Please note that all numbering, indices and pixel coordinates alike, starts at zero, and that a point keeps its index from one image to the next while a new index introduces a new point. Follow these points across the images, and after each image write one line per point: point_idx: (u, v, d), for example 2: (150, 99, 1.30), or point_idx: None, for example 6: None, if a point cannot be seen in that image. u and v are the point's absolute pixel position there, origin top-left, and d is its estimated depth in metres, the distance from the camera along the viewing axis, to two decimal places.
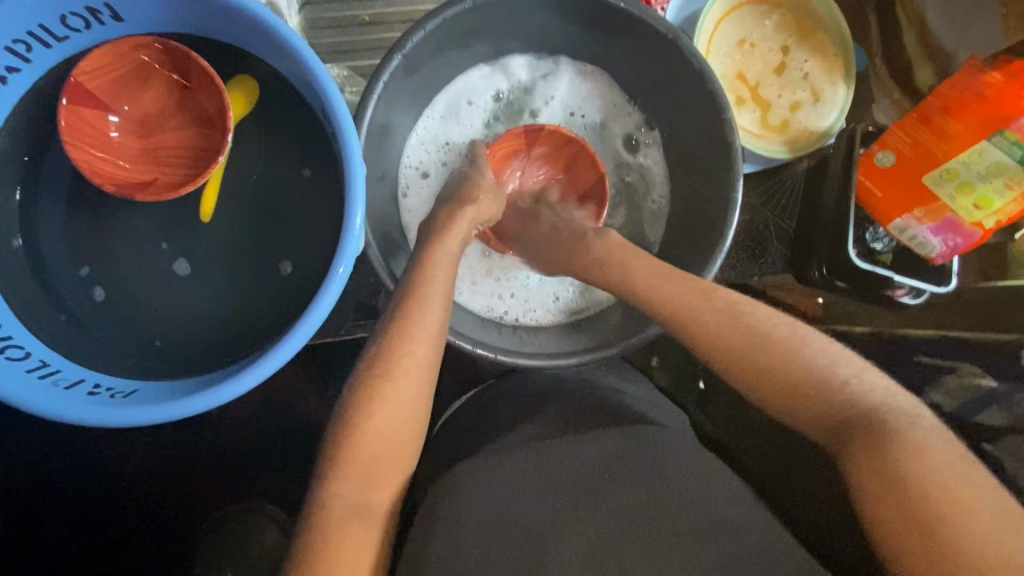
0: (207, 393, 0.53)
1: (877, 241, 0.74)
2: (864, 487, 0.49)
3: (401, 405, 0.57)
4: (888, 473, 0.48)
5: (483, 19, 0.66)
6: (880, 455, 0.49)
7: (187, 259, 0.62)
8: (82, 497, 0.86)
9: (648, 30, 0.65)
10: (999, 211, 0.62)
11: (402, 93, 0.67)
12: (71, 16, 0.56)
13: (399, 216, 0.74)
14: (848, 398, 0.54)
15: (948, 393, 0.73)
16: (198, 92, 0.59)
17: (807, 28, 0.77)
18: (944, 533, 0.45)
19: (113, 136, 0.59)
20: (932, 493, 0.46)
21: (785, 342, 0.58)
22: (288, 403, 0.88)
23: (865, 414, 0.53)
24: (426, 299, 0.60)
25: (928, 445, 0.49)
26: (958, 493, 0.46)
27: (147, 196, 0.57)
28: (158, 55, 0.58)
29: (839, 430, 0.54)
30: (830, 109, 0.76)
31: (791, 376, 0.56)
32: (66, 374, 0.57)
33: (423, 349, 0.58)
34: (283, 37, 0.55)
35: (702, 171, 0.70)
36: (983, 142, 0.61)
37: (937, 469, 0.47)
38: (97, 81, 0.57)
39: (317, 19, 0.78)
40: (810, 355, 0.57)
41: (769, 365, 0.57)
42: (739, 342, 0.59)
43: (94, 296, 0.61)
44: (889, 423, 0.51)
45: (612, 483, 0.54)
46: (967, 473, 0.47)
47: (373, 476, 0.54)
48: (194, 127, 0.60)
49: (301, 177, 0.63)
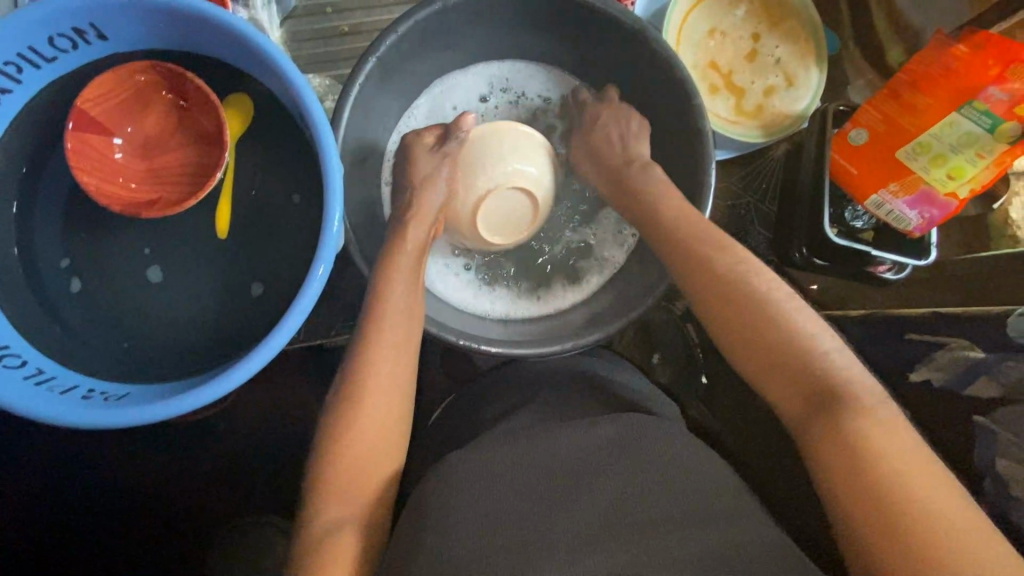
0: (197, 393, 0.55)
1: (857, 219, 0.75)
2: (832, 462, 0.48)
3: (380, 398, 0.58)
4: (856, 452, 0.47)
5: (455, 21, 0.68)
6: (848, 436, 0.48)
7: (159, 265, 0.64)
8: (90, 508, 0.87)
9: (617, 23, 0.66)
10: (972, 180, 0.62)
11: (380, 97, 0.69)
12: (58, 37, 0.58)
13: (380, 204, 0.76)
14: (827, 377, 0.52)
15: (936, 367, 0.71)
16: (197, 113, 0.62)
17: (776, 16, 0.78)
18: (906, 518, 0.43)
19: (116, 157, 0.61)
20: (897, 482, 0.45)
21: (769, 307, 0.56)
22: (289, 406, 0.90)
23: (842, 395, 0.51)
24: (390, 297, 0.61)
25: (898, 442, 0.47)
26: (919, 488, 0.44)
27: (153, 214, 0.59)
28: (160, 78, 0.60)
29: (811, 403, 0.52)
30: (804, 92, 0.77)
31: (775, 344, 0.54)
32: (62, 380, 0.59)
33: (394, 349, 0.60)
34: (259, 47, 0.57)
35: (675, 157, 0.71)
36: (954, 113, 0.61)
37: (903, 462, 0.46)
38: (100, 107, 0.59)
39: (299, 31, 0.80)
40: (784, 320, 0.55)
41: (758, 332, 0.55)
42: (726, 305, 0.58)
43: (71, 287, 0.62)
44: (864, 409, 0.49)
45: (598, 463, 0.54)
46: (937, 476, 0.45)
47: (356, 473, 0.55)
48: (195, 147, 0.62)
49: (284, 181, 0.65)
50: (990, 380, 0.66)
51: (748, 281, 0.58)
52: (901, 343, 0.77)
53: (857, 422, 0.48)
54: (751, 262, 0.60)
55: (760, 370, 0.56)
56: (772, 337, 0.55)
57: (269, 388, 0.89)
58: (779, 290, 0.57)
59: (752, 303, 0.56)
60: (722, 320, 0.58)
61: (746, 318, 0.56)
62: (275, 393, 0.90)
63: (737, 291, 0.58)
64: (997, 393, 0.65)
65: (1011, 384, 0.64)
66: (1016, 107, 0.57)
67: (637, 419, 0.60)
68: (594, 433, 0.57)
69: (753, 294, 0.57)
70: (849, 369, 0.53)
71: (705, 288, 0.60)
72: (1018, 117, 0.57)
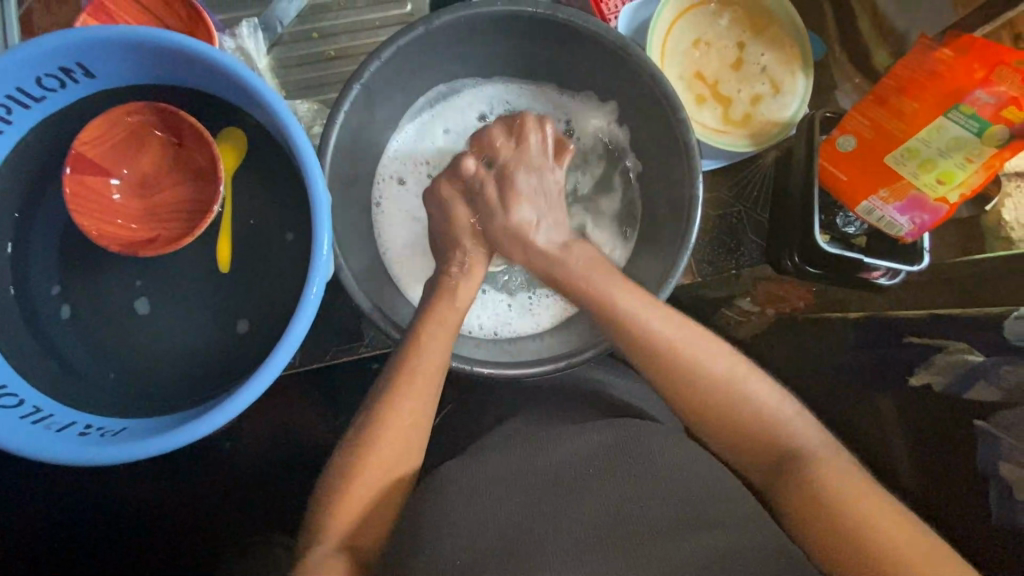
0: (194, 423, 0.55)
1: (849, 225, 0.75)
2: (809, 526, 0.53)
3: (407, 414, 0.60)
4: (829, 518, 0.52)
5: (438, 44, 0.68)
6: (819, 499, 0.53)
7: (147, 297, 0.64)
8: (103, 536, 0.88)
9: (600, 40, 0.66)
10: (961, 184, 0.62)
11: (366, 122, 0.69)
12: (46, 78, 0.58)
13: (372, 221, 0.76)
14: (786, 440, 0.58)
15: (936, 370, 0.70)
16: (192, 150, 0.62)
17: (759, 24, 0.78)
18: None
19: (114, 198, 0.62)
20: (877, 540, 0.49)
21: (725, 384, 0.59)
22: (292, 429, 0.90)
23: (802, 459, 0.56)
24: (427, 343, 0.63)
25: (862, 493, 0.53)
26: (892, 537, 0.49)
27: (151, 253, 0.59)
28: (152, 119, 0.61)
29: (778, 471, 0.57)
30: (790, 99, 0.77)
31: (730, 419, 0.59)
32: (59, 418, 0.59)
33: (423, 388, 0.61)
34: (244, 79, 0.57)
35: (663, 167, 0.71)
36: (941, 118, 0.62)
37: (871, 514, 0.51)
38: (95, 149, 0.60)
39: (286, 57, 0.80)
40: (740, 392, 0.59)
41: (712, 410, 0.59)
42: (684, 388, 0.60)
43: (62, 315, 0.63)
44: (825, 468, 0.55)
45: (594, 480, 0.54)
46: (900, 520, 0.51)
47: (366, 483, 0.57)
48: (190, 183, 0.63)
49: (274, 210, 0.66)
50: (989, 383, 0.66)
51: (701, 359, 0.60)
52: (901, 345, 0.75)
53: (819, 485, 0.54)
54: (704, 334, 0.62)
55: (727, 444, 0.60)
56: (721, 412, 0.59)
57: (267, 412, 0.89)
58: (730, 361, 0.60)
59: (702, 378, 0.59)
60: (683, 404, 0.60)
61: (700, 396, 0.59)
62: (273, 416, 0.89)
63: (686, 365, 0.60)
64: (997, 396, 0.65)
65: (1011, 387, 0.64)
66: (1002, 110, 0.58)
67: (649, 428, 0.59)
68: (583, 442, 0.57)
69: (701, 367, 0.60)
70: (800, 425, 0.59)
71: (666, 373, 0.61)
72: (1004, 120, 0.58)
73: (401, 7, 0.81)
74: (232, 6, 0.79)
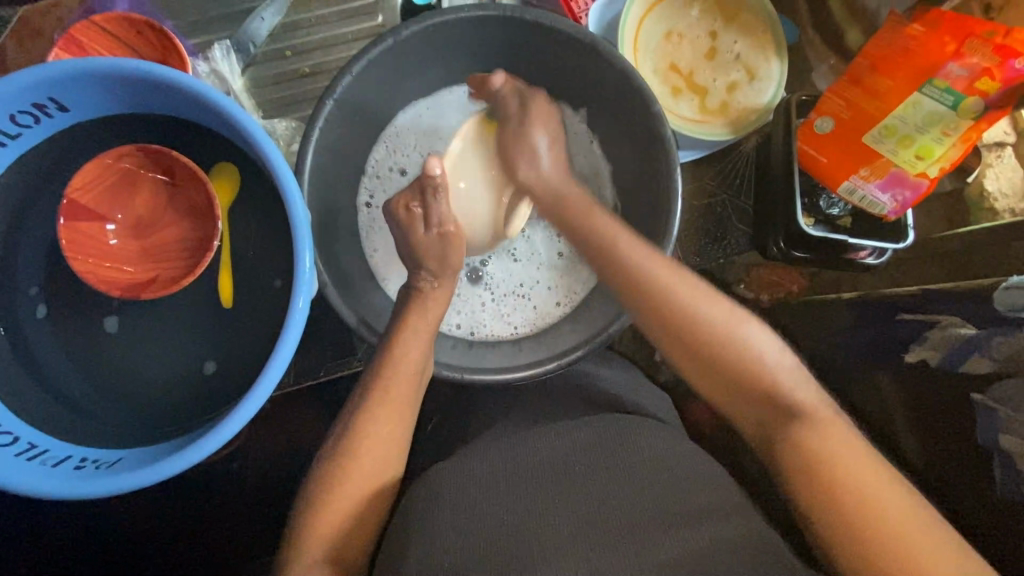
0: (186, 451, 0.54)
1: (832, 207, 0.75)
2: (798, 483, 0.51)
3: (395, 419, 0.61)
4: (820, 476, 0.50)
5: (410, 53, 0.68)
6: (809, 460, 0.51)
7: (116, 314, 0.65)
8: (113, 563, 0.89)
9: (569, 39, 0.66)
10: (940, 159, 0.62)
11: (343, 137, 0.69)
12: (20, 114, 0.58)
13: (357, 220, 0.77)
14: (786, 399, 0.56)
15: (931, 346, 0.69)
16: (185, 188, 0.63)
17: (731, 12, 0.78)
18: (871, 537, 0.47)
19: (112, 243, 0.62)
20: (860, 499, 0.48)
21: (721, 332, 0.58)
22: (296, 443, 0.90)
23: (793, 412, 0.55)
24: (405, 355, 0.63)
25: (847, 450, 0.51)
26: (882, 499, 0.48)
27: (155, 294, 0.60)
28: (143, 159, 0.61)
29: (775, 424, 0.55)
30: (767, 84, 0.77)
31: (722, 364, 0.58)
32: (54, 452, 0.58)
33: (401, 401, 0.62)
34: (218, 105, 0.57)
35: (641, 160, 0.70)
36: (916, 93, 0.62)
37: (862, 478, 0.49)
38: (89, 193, 0.60)
39: (261, 76, 0.80)
40: (742, 344, 0.58)
41: (705, 349, 0.59)
42: (681, 335, 0.60)
43: (39, 315, 0.63)
44: (819, 425, 0.53)
45: (588, 475, 0.53)
46: (888, 480, 0.49)
47: (363, 495, 0.58)
48: (187, 221, 0.63)
49: (259, 232, 0.66)
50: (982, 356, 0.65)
51: (701, 315, 0.59)
52: (897, 324, 0.74)
53: (805, 446, 0.52)
54: (709, 291, 0.62)
55: (722, 396, 0.59)
56: (710, 357, 0.58)
57: (269, 430, 0.89)
58: (729, 312, 0.60)
59: (694, 325, 0.59)
60: (680, 352, 0.60)
61: (694, 338, 0.59)
62: (276, 433, 0.90)
63: (683, 310, 0.60)
64: (990, 368, 0.64)
65: (1004, 358, 0.63)
66: (975, 81, 0.58)
67: (634, 420, 0.59)
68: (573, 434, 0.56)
69: (697, 317, 0.59)
70: (801, 386, 0.56)
71: (666, 322, 0.60)
72: (978, 92, 0.58)
73: (373, 19, 0.82)
74: (203, 30, 0.79)
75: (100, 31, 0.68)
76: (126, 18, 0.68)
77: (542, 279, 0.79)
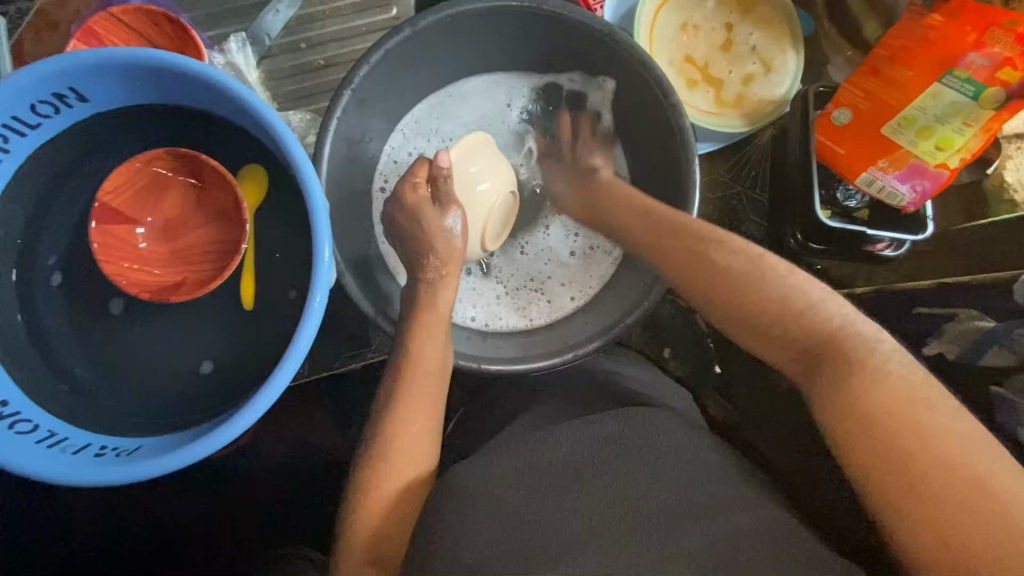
0: (206, 438, 0.54)
1: (850, 199, 0.74)
2: (831, 415, 0.50)
3: (419, 416, 0.61)
4: (853, 407, 0.48)
5: (428, 42, 0.68)
6: (846, 390, 0.49)
7: (125, 297, 0.65)
8: (130, 554, 0.89)
9: (588, 31, 0.66)
10: (961, 149, 0.62)
11: (359, 128, 0.69)
12: (40, 104, 0.58)
13: (372, 206, 0.77)
14: (826, 337, 0.54)
15: (949, 339, 0.69)
16: (213, 191, 0.63)
17: (747, 4, 0.78)
18: (911, 474, 0.45)
19: (141, 246, 0.63)
20: (903, 432, 0.46)
21: (747, 278, 0.59)
22: (311, 435, 0.91)
23: (832, 347, 0.53)
24: (426, 352, 0.63)
25: (894, 383, 0.48)
26: (930, 438, 0.45)
27: (182, 297, 0.61)
28: (173, 163, 0.62)
29: (814, 359, 0.53)
30: (782, 77, 0.77)
31: (758, 302, 0.58)
32: (74, 440, 0.58)
33: (425, 398, 0.62)
34: (241, 97, 0.57)
35: (658, 151, 0.70)
36: (936, 84, 0.61)
37: (907, 413, 0.47)
38: (120, 197, 0.61)
39: (277, 68, 0.80)
40: (782, 291, 0.57)
41: (736, 291, 0.60)
42: (713, 285, 0.61)
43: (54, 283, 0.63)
44: (863, 358, 0.50)
45: (612, 461, 0.53)
46: (941, 418, 0.46)
47: (386, 486, 0.58)
48: (214, 224, 0.64)
49: (277, 223, 0.66)
50: (1002, 349, 0.65)
51: (733, 266, 0.60)
52: (909, 316, 0.75)
53: (844, 376, 0.50)
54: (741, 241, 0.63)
55: (757, 337, 0.59)
56: (743, 300, 0.59)
57: (286, 422, 0.90)
58: (762, 263, 0.60)
59: (727, 274, 0.60)
60: (708, 295, 0.62)
61: (729, 281, 0.60)
62: (293, 424, 0.90)
63: (717, 263, 0.61)
64: (1010, 361, 0.64)
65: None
66: (997, 72, 0.57)
67: (646, 412, 0.59)
68: (599, 425, 0.57)
69: (727, 267, 0.61)
70: (846, 319, 0.54)
71: (697, 274, 0.62)
72: (1000, 82, 0.57)
73: (387, 12, 0.82)
74: (220, 22, 0.79)
75: (120, 25, 0.69)
76: (141, 10, 0.68)
77: (554, 272, 0.79)
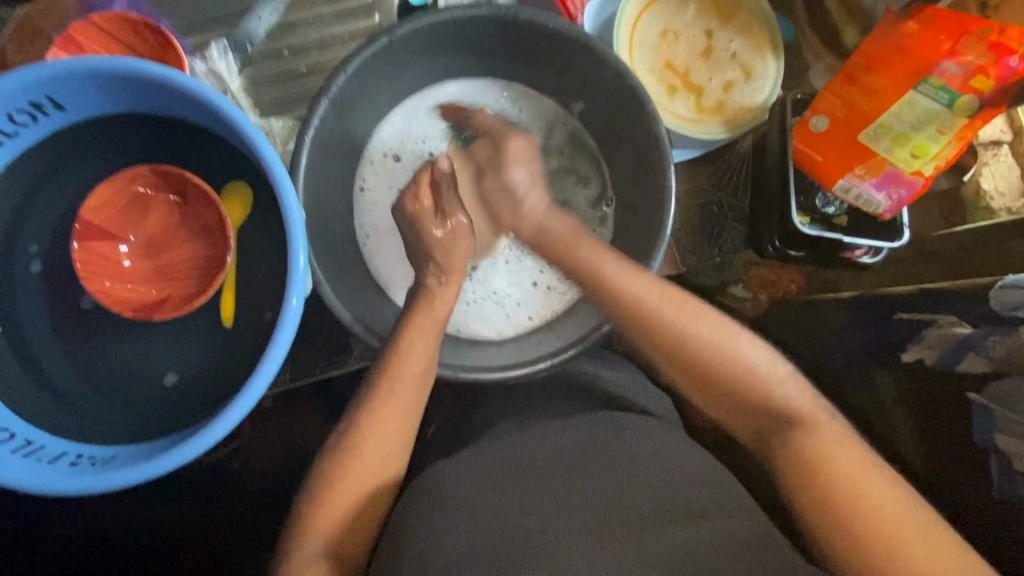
0: (179, 448, 0.54)
1: (828, 205, 0.74)
2: (795, 484, 0.54)
3: (390, 421, 0.61)
4: (816, 476, 0.52)
5: (407, 50, 0.68)
6: (807, 466, 0.53)
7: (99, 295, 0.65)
8: (114, 558, 0.89)
9: (566, 39, 0.66)
10: (936, 156, 0.62)
11: (337, 136, 0.69)
12: (17, 113, 0.58)
13: (353, 203, 0.78)
14: (783, 405, 0.57)
15: (927, 345, 0.69)
16: (195, 207, 0.63)
17: (726, 12, 0.78)
18: (869, 540, 0.49)
19: (124, 263, 0.63)
20: (863, 507, 0.50)
21: (712, 345, 0.60)
22: (295, 440, 0.91)
23: (786, 416, 0.57)
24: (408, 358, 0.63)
25: (846, 458, 0.52)
26: (884, 508, 0.49)
27: (166, 314, 0.61)
28: (156, 179, 0.62)
29: (773, 433, 0.57)
30: (761, 84, 0.77)
31: (712, 365, 0.60)
32: (50, 449, 0.59)
33: (401, 405, 0.62)
34: (218, 109, 0.57)
35: (636, 157, 0.70)
36: (911, 92, 0.62)
37: (857, 480, 0.51)
38: (103, 214, 0.62)
39: (260, 75, 0.81)
40: (735, 358, 0.59)
41: (699, 359, 0.60)
42: (670, 347, 0.61)
43: (33, 270, 0.63)
44: (817, 433, 0.55)
45: (582, 470, 0.53)
46: (886, 486, 0.51)
47: (357, 494, 0.58)
48: (198, 241, 0.64)
49: (254, 231, 0.66)
50: (979, 356, 0.64)
51: (694, 327, 0.61)
52: (891, 322, 0.74)
53: (803, 451, 0.54)
54: (698, 305, 0.63)
55: (721, 403, 0.61)
56: (701, 364, 0.60)
57: (269, 427, 0.90)
58: (716, 324, 0.61)
59: (683, 330, 0.61)
60: (661, 353, 0.62)
61: (688, 343, 0.61)
62: (276, 430, 0.90)
63: (670, 323, 0.61)
64: (987, 367, 0.64)
65: (1001, 358, 0.62)
66: (970, 80, 0.58)
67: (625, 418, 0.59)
68: (571, 433, 0.56)
69: (685, 327, 0.61)
70: (789, 387, 0.58)
71: (651, 332, 0.62)
72: (973, 90, 0.58)
73: (369, 19, 0.82)
74: (203, 29, 0.79)
75: (100, 32, 0.68)
76: (122, 18, 0.68)
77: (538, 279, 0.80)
